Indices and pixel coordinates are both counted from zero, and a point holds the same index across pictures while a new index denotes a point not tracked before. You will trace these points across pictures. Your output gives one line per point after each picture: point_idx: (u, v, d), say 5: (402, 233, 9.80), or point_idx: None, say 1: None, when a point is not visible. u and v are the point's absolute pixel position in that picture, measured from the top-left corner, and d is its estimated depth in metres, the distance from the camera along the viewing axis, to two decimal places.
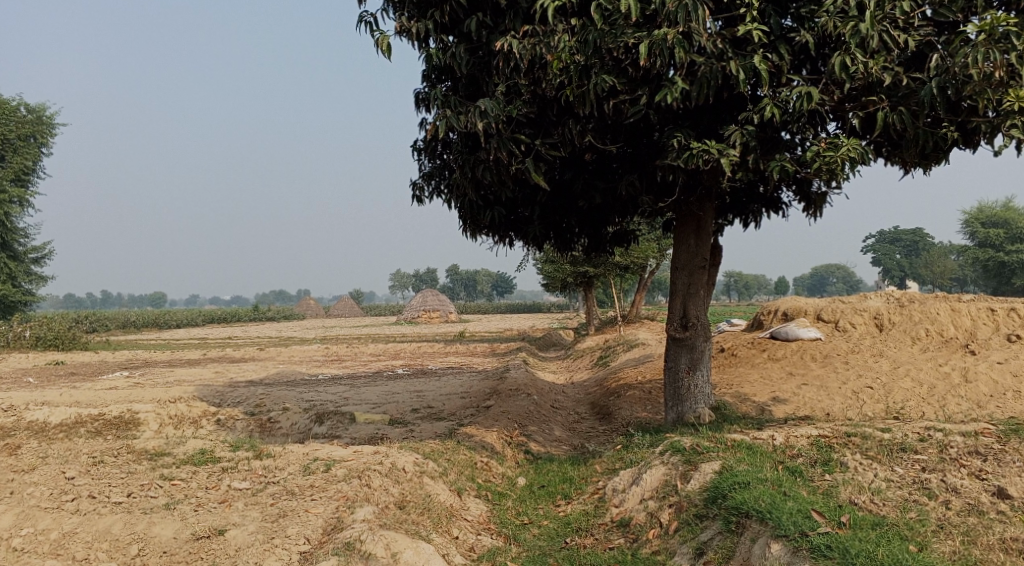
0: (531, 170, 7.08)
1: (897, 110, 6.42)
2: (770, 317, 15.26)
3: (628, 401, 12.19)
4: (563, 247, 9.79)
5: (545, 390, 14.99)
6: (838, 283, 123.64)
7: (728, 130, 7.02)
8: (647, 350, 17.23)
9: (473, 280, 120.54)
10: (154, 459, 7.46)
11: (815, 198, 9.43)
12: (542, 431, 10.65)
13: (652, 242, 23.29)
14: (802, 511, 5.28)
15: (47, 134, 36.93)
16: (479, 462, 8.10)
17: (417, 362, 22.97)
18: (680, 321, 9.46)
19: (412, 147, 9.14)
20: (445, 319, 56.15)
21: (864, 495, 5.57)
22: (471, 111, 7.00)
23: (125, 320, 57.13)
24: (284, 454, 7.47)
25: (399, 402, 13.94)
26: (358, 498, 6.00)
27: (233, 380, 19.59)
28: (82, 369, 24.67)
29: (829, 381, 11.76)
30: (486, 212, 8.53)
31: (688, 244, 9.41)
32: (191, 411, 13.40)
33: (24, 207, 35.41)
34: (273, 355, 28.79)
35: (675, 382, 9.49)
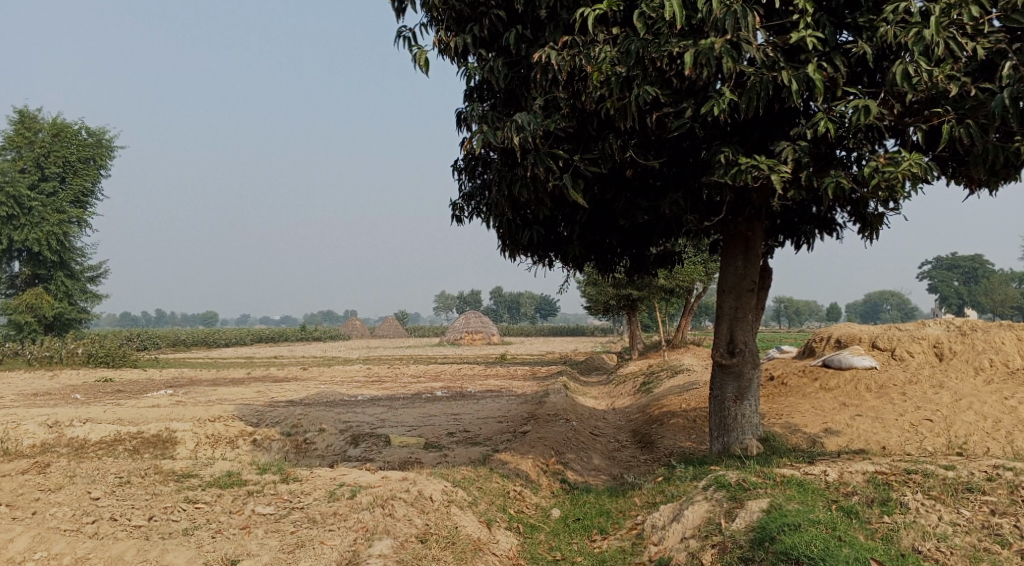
0: (570, 187, 6.81)
1: (964, 123, 5.98)
2: (822, 344, 14.66)
3: (671, 429, 11.74)
4: (605, 269, 9.50)
5: (585, 415, 14.58)
6: (892, 310, 120.26)
7: (779, 146, 6.73)
8: (692, 376, 16.71)
9: (517, 302, 120.38)
10: (180, 481, 7.30)
11: (872, 220, 8.97)
12: (580, 459, 10.28)
13: (698, 265, 22.77)
14: (860, 559, 4.98)
15: (105, 156, 37.99)
16: (512, 491, 7.78)
17: (457, 385, 22.76)
18: (726, 346, 9.04)
19: (452, 166, 8.97)
20: (488, 342, 55.98)
21: (930, 542, 5.19)
22: (508, 125, 6.77)
23: (175, 338, 58.24)
24: (312, 478, 7.24)
25: (436, 426, 13.69)
26: (378, 531, 5.74)
27: (274, 400, 19.61)
28: (129, 386, 25.05)
29: (885, 413, 11.16)
30: (524, 232, 8.30)
31: (735, 266, 9.02)
32: (228, 430, 13.34)
33: (81, 227, 36.42)
34: (315, 375, 28.86)
35: (721, 411, 9.07)
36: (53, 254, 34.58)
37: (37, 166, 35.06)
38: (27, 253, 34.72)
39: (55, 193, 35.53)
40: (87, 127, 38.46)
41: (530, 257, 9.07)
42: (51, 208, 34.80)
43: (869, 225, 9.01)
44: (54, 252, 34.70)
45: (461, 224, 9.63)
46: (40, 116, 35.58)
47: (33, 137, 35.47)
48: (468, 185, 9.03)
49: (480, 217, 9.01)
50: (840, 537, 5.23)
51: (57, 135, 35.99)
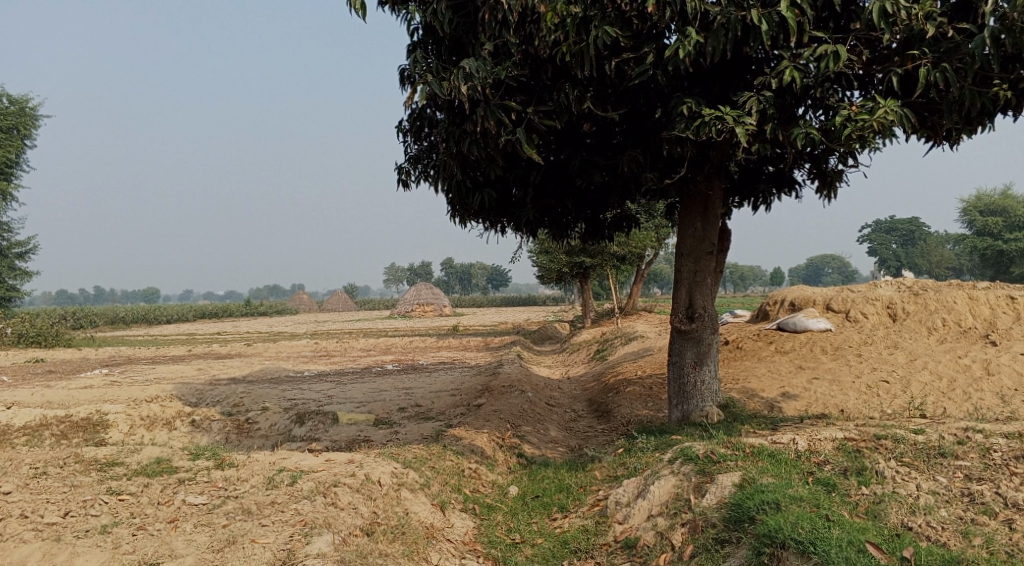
0: (523, 141, 6.32)
1: (940, 67, 5.76)
2: (776, 308, 14.54)
3: (628, 397, 11.45)
4: (559, 234, 9.10)
5: (540, 386, 14.23)
6: (834, 274, 123.17)
7: (743, 96, 6.39)
8: (646, 343, 16.50)
9: (467, 273, 119.74)
10: (104, 470, 6.66)
11: (831, 177, 8.76)
12: (537, 432, 9.92)
13: (649, 231, 22.53)
14: (854, 542, 4.68)
15: (30, 126, 35.98)
16: (466, 469, 7.36)
17: (408, 357, 22.24)
18: (686, 311, 8.72)
19: (397, 128, 8.40)
20: (439, 313, 55.45)
21: (917, 516, 4.99)
22: (455, 73, 6.25)
23: (114, 316, 56.27)
24: (249, 463, 6.69)
25: (386, 400, 13.19)
26: (317, 524, 5.26)
27: (216, 377, 18.82)
28: (62, 367, 23.89)
29: (842, 375, 11.04)
30: (475, 196, 7.83)
31: (694, 227, 8.68)
32: (164, 411, 12.62)
33: (6, 202, 34.59)
34: (261, 351, 27.97)
35: (680, 378, 8.77)
36: None
37: None
38: None
39: None
40: (9, 95, 36.34)
41: (482, 223, 8.60)
42: None
43: (827, 182, 8.77)
44: None
45: (407, 190, 9.11)
46: None
47: None
48: (414, 148, 8.51)
49: (428, 182, 8.51)
50: (828, 516, 4.98)
51: None
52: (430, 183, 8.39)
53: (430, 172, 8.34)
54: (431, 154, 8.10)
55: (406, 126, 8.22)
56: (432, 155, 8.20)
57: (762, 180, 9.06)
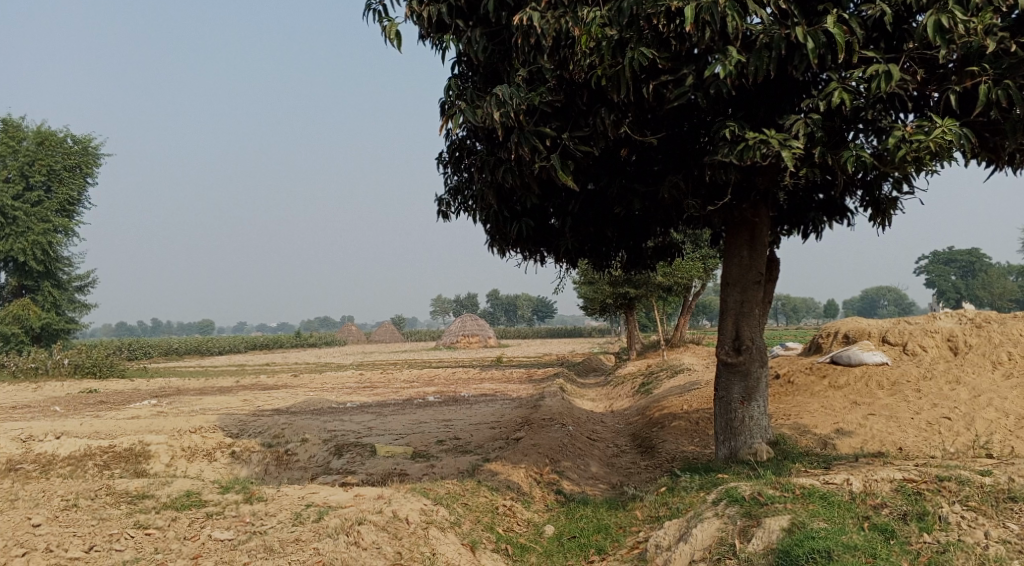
0: (558, 167, 6.15)
1: (1002, 84, 5.45)
2: (829, 340, 14.00)
3: (672, 433, 11.06)
4: (600, 265, 8.87)
5: (582, 419, 13.89)
6: (890, 305, 119.81)
7: (789, 119, 6.13)
8: (692, 376, 16.05)
9: (513, 305, 119.67)
10: (134, 503, 6.58)
11: (885, 204, 8.39)
12: (577, 467, 9.61)
13: (696, 261, 22.10)
14: None
15: (91, 163, 37.23)
16: (500, 507, 7.10)
17: (451, 389, 22.07)
18: (732, 344, 8.38)
19: (436, 158, 8.33)
20: (484, 345, 55.33)
21: None
22: (488, 99, 6.14)
23: (168, 347, 57.47)
24: (278, 497, 6.53)
25: (425, 433, 13.00)
26: None
27: (260, 408, 18.91)
28: (114, 397, 24.33)
29: (900, 411, 10.50)
30: (513, 225, 7.67)
31: (740, 256, 8.37)
32: (205, 442, 12.64)
33: (67, 236, 35.75)
34: (306, 382, 28.12)
35: (726, 413, 8.40)
36: (38, 264, 33.87)
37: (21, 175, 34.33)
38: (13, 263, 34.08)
39: (40, 201, 34.76)
40: (72, 134, 37.74)
41: (521, 253, 8.43)
42: (35, 217, 34.10)
43: (881, 209, 8.39)
44: (40, 261, 33.98)
45: (447, 221, 9.02)
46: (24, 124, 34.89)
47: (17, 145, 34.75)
48: (453, 179, 8.42)
49: (467, 212, 8.40)
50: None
51: (41, 143, 35.24)
52: (469, 213, 8.28)
53: (469, 202, 8.23)
54: (470, 183, 7.99)
55: (445, 157, 8.15)
56: (471, 185, 8.10)
57: (811, 208, 8.72)
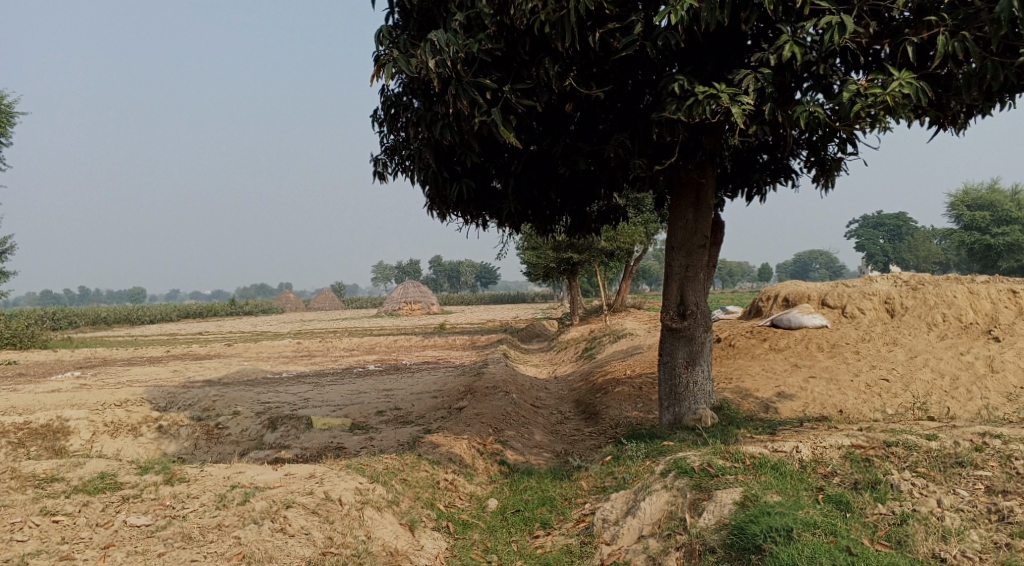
0: (498, 122, 5.78)
1: (959, 35, 5.31)
2: (769, 304, 14.03)
3: (616, 398, 10.92)
4: (544, 229, 8.57)
5: (526, 386, 13.67)
6: (821, 269, 123.30)
7: (739, 74, 5.88)
8: (634, 341, 15.99)
9: (455, 271, 119.04)
10: (42, 487, 6.04)
11: (830, 165, 8.28)
12: (521, 436, 9.38)
13: (638, 226, 21.99)
14: None
15: (5, 122, 35.09)
16: (441, 481, 6.82)
17: (391, 357, 21.66)
18: (677, 309, 8.20)
19: (371, 117, 7.88)
20: (426, 311, 54.85)
21: (943, 543, 4.56)
22: (423, 47, 5.72)
23: (96, 316, 55.39)
24: (202, 478, 6.10)
25: (364, 403, 12.61)
26: (256, 558, 4.85)
27: (191, 379, 18.19)
28: (35, 369, 23.17)
29: (839, 373, 10.57)
30: (453, 186, 7.30)
31: (685, 218, 8.15)
32: (130, 417, 12.00)
33: None
34: (242, 351, 27.29)
35: (671, 379, 8.24)
36: None
37: None
38: None
39: None
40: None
41: (462, 216, 8.08)
42: None
43: (826, 169, 8.28)
44: None
45: (385, 182, 8.59)
46: None
47: None
48: (391, 138, 7.99)
49: (406, 173, 7.98)
50: (848, 549, 4.53)
51: None
52: (407, 174, 7.87)
53: (407, 162, 7.82)
54: (408, 143, 7.57)
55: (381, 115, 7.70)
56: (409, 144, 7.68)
57: (756, 169, 8.55)
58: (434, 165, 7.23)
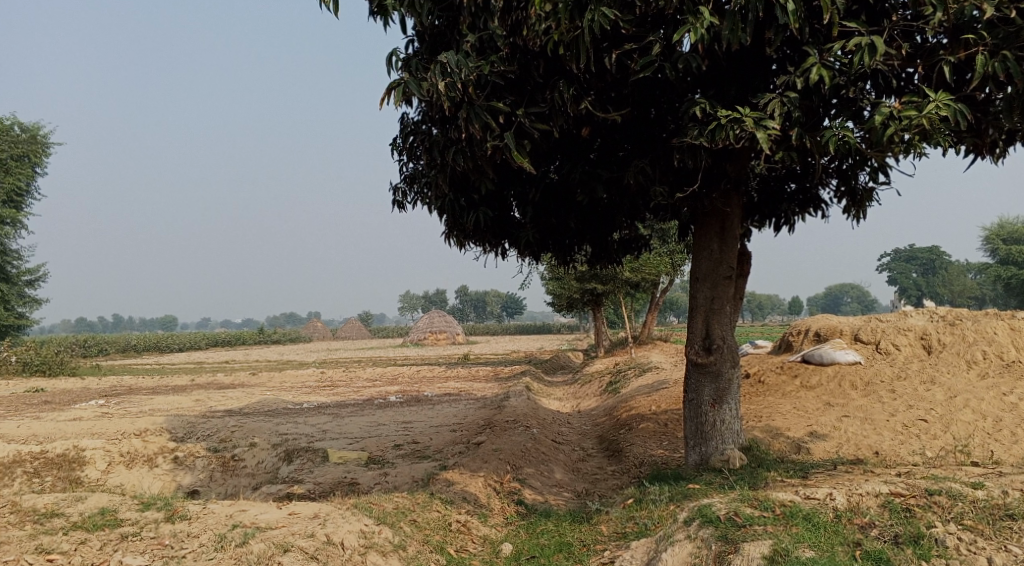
0: (511, 146, 5.60)
1: (1000, 55, 5.05)
2: (800, 339, 13.59)
3: (640, 436, 10.56)
4: (564, 259, 8.34)
5: (547, 421, 13.33)
6: (853, 302, 121.32)
7: (764, 98, 5.62)
8: (660, 376, 15.59)
9: (482, 301, 118.99)
10: (40, 522, 5.84)
11: (861, 195, 7.96)
12: (540, 474, 9.06)
13: (664, 257, 21.66)
14: None
15: (42, 153, 35.78)
16: (453, 522, 6.54)
17: (413, 389, 21.42)
18: (702, 343, 7.88)
19: (391, 145, 7.78)
20: (452, 342, 54.69)
21: None
22: (434, 69, 5.60)
23: (126, 343, 56.01)
24: (204, 516, 5.87)
25: (382, 437, 12.35)
26: None
27: (212, 409, 18.09)
28: (61, 397, 23.23)
29: (875, 413, 10.12)
30: (469, 215, 7.12)
31: (710, 249, 7.85)
32: (146, 447, 11.85)
33: (16, 228, 34.43)
34: (266, 380, 27.24)
35: (696, 417, 7.89)
36: None
37: None
38: None
39: None
40: (21, 123, 36.36)
41: (481, 246, 7.89)
42: None
43: (857, 201, 7.97)
44: None
45: (404, 211, 8.46)
46: None
47: None
48: (409, 167, 7.87)
49: (424, 202, 7.84)
50: None
51: None
52: (425, 202, 7.73)
53: (425, 190, 7.67)
54: (426, 171, 7.44)
55: (399, 142, 7.59)
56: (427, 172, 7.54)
57: (784, 200, 8.26)
58: (450, 192, 7.07)
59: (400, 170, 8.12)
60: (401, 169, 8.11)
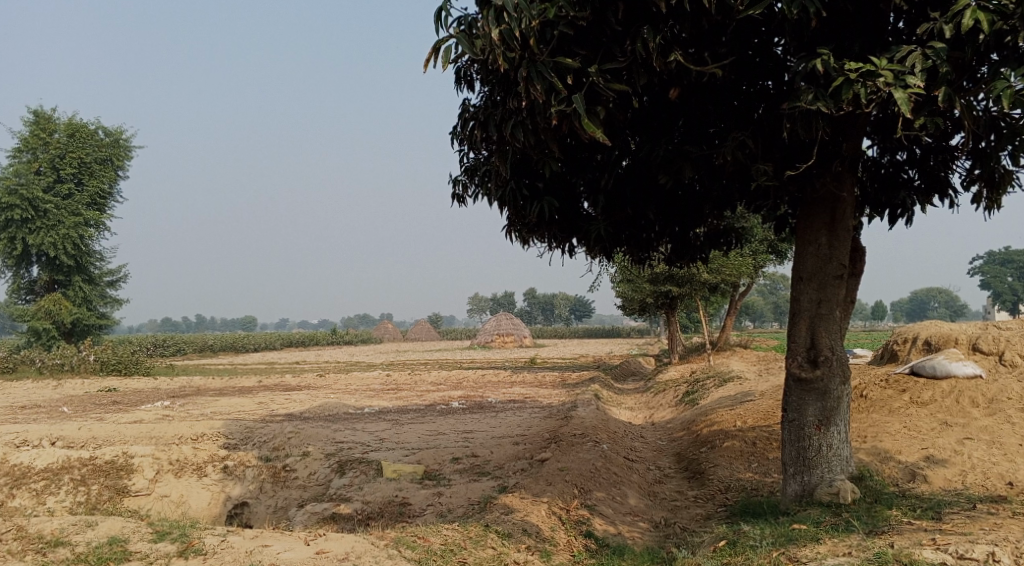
0: (580, 111, 4.73)
1: None
2: (906, 347, 12.12)
3: (724, 456, 9.42)
4: (640, 259, 7.34)
5: (619, 434, 12.21)
6: (941, 307, 115.37)
7: (900, 51, 4.63)
8: (743, 386, 14.30)
9: (551, 304, 117.71)
10: (44, 553, 5.18)
11: (999, 178, 6.75)
12: (611, 500, 8.05)
13: (745, 258, 20.22)
14: None
15: (123, 157, 36.42)
16: (510, 564, 5.68)
17: (478, 394, 20.61)
18: (806, 355, 6.77)
19: (450, 134, 7.03)
20: (520, 345, 53.88)
21: None
22: (488, 18, 4.80)
23: (203, 342, 57.24)
24: (222, 552, 5.12)
25: (441, 448, 11.53)
26: None
27: (273, 413, 17.62)
28: (130, 397, 23.24)
29: (1003, 436, 8.73)
30: (533, 206, 6.29)
31: (817, 243, 6.75)
32: (196, 455, 11.32)
33: (99, 230, 35.22)
34: (331, 383, 26.89)
35: (798, 441, 6.77)
36: (70, 258, 33.39)
37: (52, 168, 33.64)
38: (45, 258, 33.56)
39: (71, 196, 34.12)
40: (104, 128, 37.21)
41: (547, 242, 7.01)
42: (66, 211, 33.54)
43: (995, 186, 6.75)
44: (71, 256, 33.49)
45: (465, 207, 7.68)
46: (56, 116, 34.28)
47: (49, 137, 34.18)
48: (470, 159, 7.05)
49: (485, 196, 7.00)
50: None
51: (73, 135, 34.63)
52: (486, 194, 6.89)
53: (486, 183, 6.84)
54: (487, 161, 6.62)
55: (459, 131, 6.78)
56: (488, 162, 6.70)
57: (902, 187, 7.16)
58: (512, 181, 6.24)
59: (462, 161, 7.31)
60: (462, 161, 7.31)
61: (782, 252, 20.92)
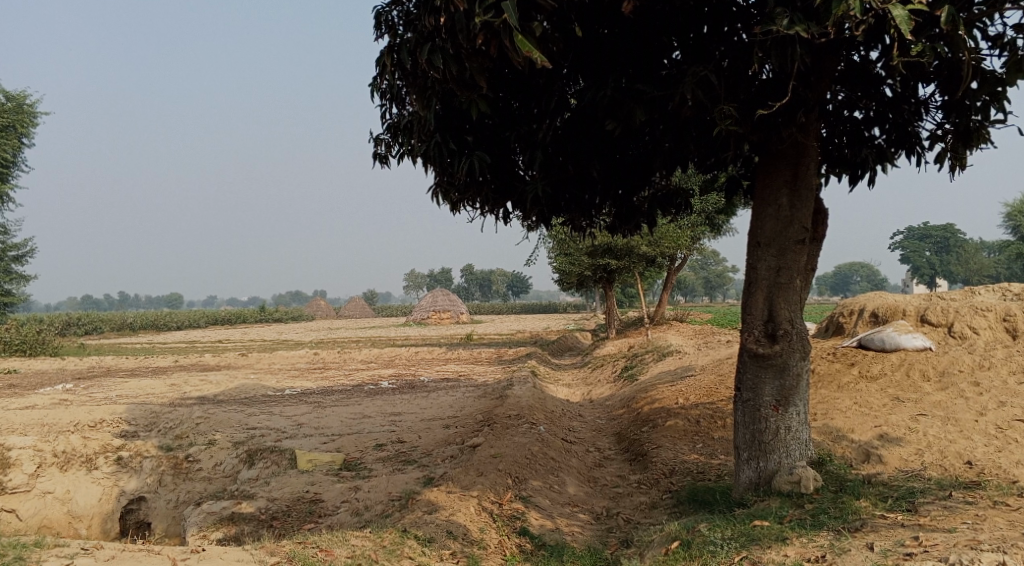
0: (513, 23, 4.09)
1: None
2: (852, 320, 11.70)
3: (668, 436, 8.74)
4: (582, 225, 6.50)
5: (556, 413, 11.48)
6: (863, 281, 119.07)
7: None
8: (684, 361, 13.73)
9: (487, 280, 116.80)
10: None
11: (973, 133, 6.10)
12: (548, 489, 7.27)
13: (684, 230, 19.72)
14: None
15: (27, 123, 33.92)
16: None
17: (410, 372, 19.69)
18: (763, 329, 6.08)
19: (370, 85, 6.14)
20: (456, 321, 53.01)
21: None
22: None
23: (123, 321, 54.51)
24: None
25: (364, 432, 10.59)
26: None
27: (185, 395, 16.32)
28: (32, 380, 21.48)
29: (958, 412, 8.28)
30: (461, 162, 5.42)
31: (777, 203, 6.04)
32: (85, 446, 10.08)
33: (3, 202, 32.73)
34: (255, 362, 25.51)
35: (754, 425, 6.09)
36: None
37: None
38: None
39: None
40: (6, 93, 34.61)
41: (478, 208, 6.13)
42: None
43: (968, 140, 6.10)
44: None
45: (390, 169, 6.80)
46: None
47: None
48: (393, 115, 6.13)
49: (409, 155, 6.10)
50: None
51: None
52: (410, 153, 5.99)
53: (410, 140, 5.94)
54: (410, 114, 5.72)
55: (378, 82, 5.87)
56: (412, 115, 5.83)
57: (866, 141, 6.52)
58: (439, 133, 5.37)
59: (383, 118, 6.40)
60: (384, 118, 6.42)
61: (720, 224, 20.52)
